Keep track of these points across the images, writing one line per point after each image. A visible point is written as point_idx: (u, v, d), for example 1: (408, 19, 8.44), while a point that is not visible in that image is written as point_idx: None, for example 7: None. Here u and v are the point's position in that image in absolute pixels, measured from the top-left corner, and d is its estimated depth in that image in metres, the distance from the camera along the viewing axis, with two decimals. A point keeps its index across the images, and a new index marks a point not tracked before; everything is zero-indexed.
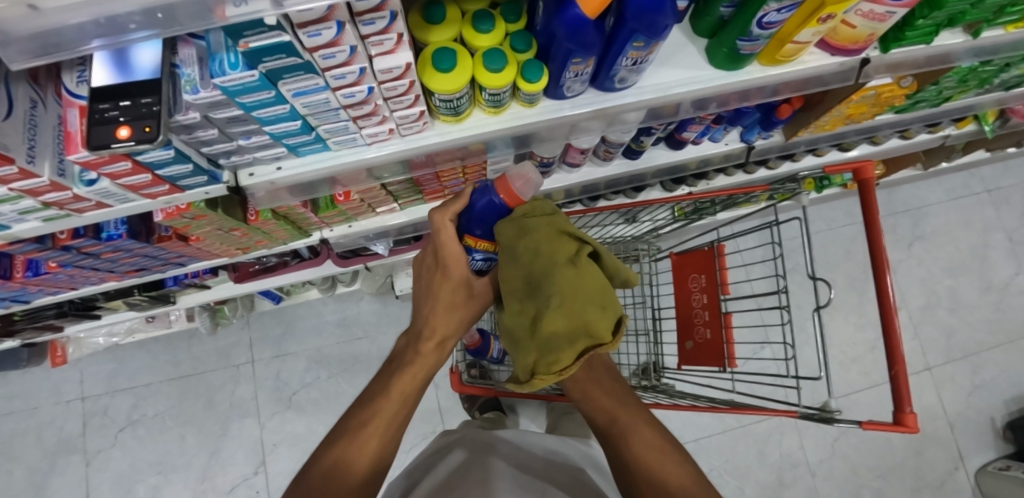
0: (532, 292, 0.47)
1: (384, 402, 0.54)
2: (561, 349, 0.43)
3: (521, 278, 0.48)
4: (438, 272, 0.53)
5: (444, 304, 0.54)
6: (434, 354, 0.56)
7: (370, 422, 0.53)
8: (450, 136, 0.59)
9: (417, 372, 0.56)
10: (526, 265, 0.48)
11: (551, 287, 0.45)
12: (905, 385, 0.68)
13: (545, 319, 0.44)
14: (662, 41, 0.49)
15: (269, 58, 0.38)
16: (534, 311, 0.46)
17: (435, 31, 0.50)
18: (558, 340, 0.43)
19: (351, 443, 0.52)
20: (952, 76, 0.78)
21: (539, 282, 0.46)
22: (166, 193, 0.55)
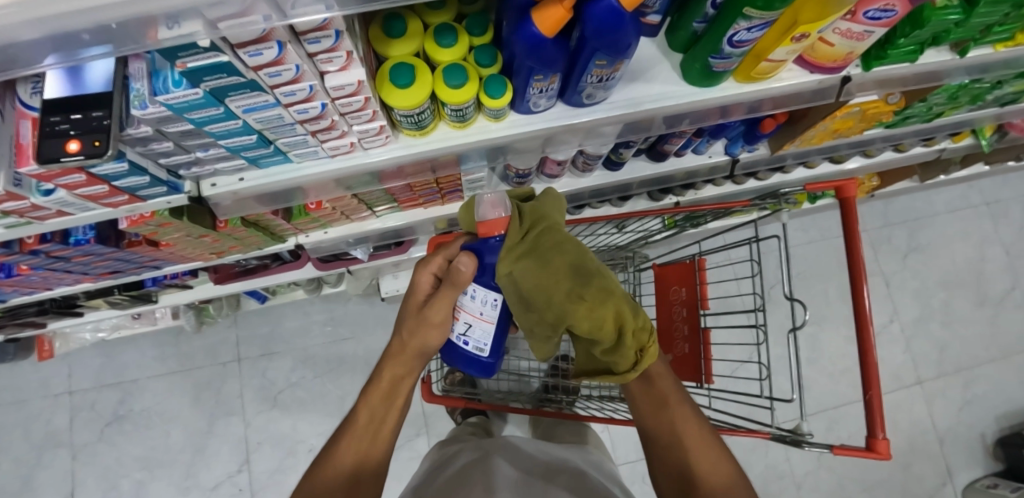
0: (585, 282, 0.54)
1: (356, 417, 0.59)
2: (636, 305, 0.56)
3: (569, 270, 0.55)
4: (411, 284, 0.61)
5: (404, 320, 0.61)
6: (398, 365, 0.61)
7: (344, 436, 0.58)
8: (415, 149, 0.58)
9: (383, 386, 0.60)
10: (563, 261, 0.55)
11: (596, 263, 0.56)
12: (879, 410, 0.67)
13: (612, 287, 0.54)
14: (627, 59, 0.48)
15: (210, 77, 0.38)
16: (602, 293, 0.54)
17: (395, 45, 0.49)
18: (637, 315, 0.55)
19: (330, 457, 0.57)
20: (941, 93, 0.76)
21: (586, 267, 0.55)
22: (126, 203, 0.54)
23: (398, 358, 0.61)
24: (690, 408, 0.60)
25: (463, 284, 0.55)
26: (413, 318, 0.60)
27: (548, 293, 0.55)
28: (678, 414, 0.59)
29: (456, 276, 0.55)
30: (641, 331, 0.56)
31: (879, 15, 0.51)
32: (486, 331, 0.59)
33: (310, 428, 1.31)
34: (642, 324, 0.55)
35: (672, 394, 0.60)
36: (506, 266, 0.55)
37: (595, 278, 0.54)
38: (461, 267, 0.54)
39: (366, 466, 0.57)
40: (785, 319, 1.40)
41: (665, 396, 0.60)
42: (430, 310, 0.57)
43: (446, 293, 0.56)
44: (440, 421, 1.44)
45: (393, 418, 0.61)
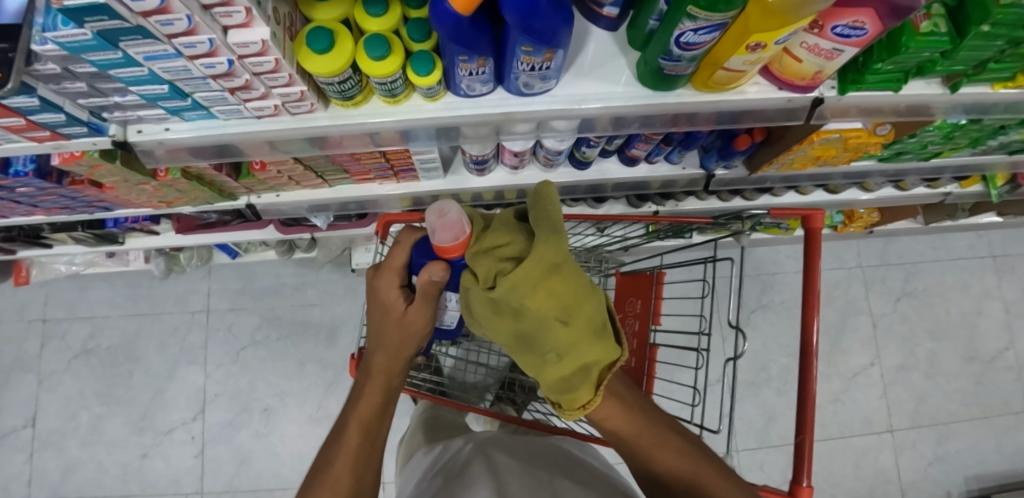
0: (527, 350, 0.47)
1: (346, 437, 0.53)
2: (578, 386, 0.47)
3: (511, 337, 0.47)
4: (375, 292, 0.55)
5: (384, 333, 0.56)
6: (386, 375, 0.58)
7: (336, 458, 0.51)
8: (343, 120, 0.56)
9: (374, 396, 0.57)
10: (511, 326, 0.46)
11: (544, 350, 0.45)
12: (808, 454, 0.63)
13: (549, 372, 0.47)
14: (558, 49, 0.45)
15: (91, 18, 0.36)
16: (535, 364, 0.48)
17: (320, 9, 0.47)
18: (569, 387, 0.48)
19: (321, 483, 0.49)
20: (934, 130, 0.71)
21: (531, 342, 0.46)
22: (50, 139, 0.54)
23: (389, 366, 0.57)
24: (657, 430, 0.52)
25: (436, 292, 0.52)
26: (393, 329, 0.55)
27: (491, 326, 0.48)
28: (649, 451, 0.51)
29: (428, 285, 0.50)
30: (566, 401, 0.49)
31: (847, 33, 0.46)
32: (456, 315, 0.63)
33: (266, 388, 1.32)
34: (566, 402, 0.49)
35: (629, 427, 0.52)
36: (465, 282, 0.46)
37: (535, 355, 0.47)
38: (433, 277, 0.49)
39: (364, 486, 0.51)
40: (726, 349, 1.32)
41: (623, 431, 0.52)
42: (411, 319, 0.54)
43: (424, 298, 0.52)
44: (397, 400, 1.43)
45: (386, 427, 0.57)
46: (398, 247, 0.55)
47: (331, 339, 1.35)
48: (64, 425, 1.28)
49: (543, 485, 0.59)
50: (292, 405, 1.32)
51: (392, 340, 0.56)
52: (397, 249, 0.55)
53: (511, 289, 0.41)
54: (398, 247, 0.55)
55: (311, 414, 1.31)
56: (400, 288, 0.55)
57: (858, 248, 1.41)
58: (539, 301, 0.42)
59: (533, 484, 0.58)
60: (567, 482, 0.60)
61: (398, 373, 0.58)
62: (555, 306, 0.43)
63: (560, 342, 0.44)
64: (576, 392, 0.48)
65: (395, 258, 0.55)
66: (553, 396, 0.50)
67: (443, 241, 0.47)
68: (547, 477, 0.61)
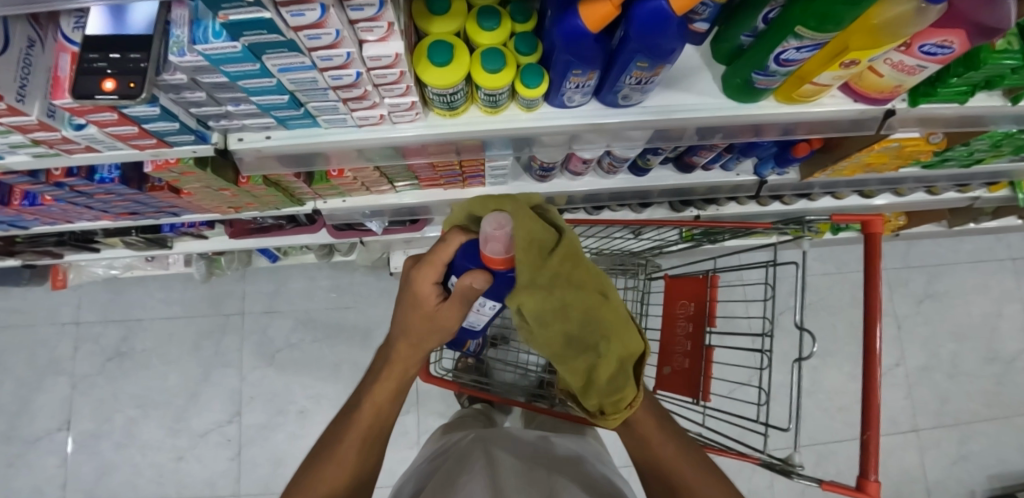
0: (578, 349, 0.53)
1: (359, 415, 0.58)
2: (623, 385, 0.53)
3: (562, 338, 0.52)
4: (408, 283, 0.51)
5: (409, 324, 0.53)
6: (404, 364, 0.57)
7: (346, 435, 0.58)
8: (441, 129, 0.58)
9: (391, 383, 0.58)
10: (561, 324, 0.51)
11: (593, 336, 0.51)
12: (875, 450, 0.65)
13: (600, 368, 0.52)
14: (669, 64, 0.47)
15: (249, 32, 0.37)
16: (586, 364, 0.53)
17: (436, 22, 0.49)
18: (619, 378, 0.53)
19: (331, 456, 0.57)
20: (985, 139, 0.74)
21: (583, 337, 0.52)
22: (154, 146, 0.55)
23: (408, 358, 0.56)
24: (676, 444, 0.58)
25: (473, 296, 0.50)
26: (420, 323, 0.53)
27: (544, 337, 0.52)
28: (659, 450, 0.58)
29: (467, 291, 0.48)
30: (610, 405, 0.55)
31: (935, 51, 0.49)
32: (482, 317, 0.62)
33: (301, 390, 1.31)
34: (617, 399, 0.54)
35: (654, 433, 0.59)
36: (517, 301, 0.48)
37: (587, 350, 0.52)
38: (474, 285, 0.47)
39: (366, 464, 0.58)
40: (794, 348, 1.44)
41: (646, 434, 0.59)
42: (442, 316, 0.52)
43: (459, 302, 0.50)
44: (429, 402, 1.44)
45: (396, 409, 0.60)
46: (444, 242, 0.48)
47: (365, 342, 1.35)
48: (99, 428, 1.27)
49: (540, 483, 0.60)
50: (326, 407, 1.31)
51: (417, 333, 0.54)
52: (443, 244, 0.48)
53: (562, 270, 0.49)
54: (443, 242, 0.48)
55: None
56: (434, 286, 0.50)
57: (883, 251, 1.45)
58: (582, 280, 0.50)
59: (529, 483, 0.60)
60: (569, 483, 0.61)
61: (416, 364, 0.58)
62: (596, 289, 0.51)
63: (606, 320, 0.51)
64: (621, 393, 0.53)
65: (437, 254, 0.49)
66: (602, 399, 0.55)
67: (494, 256, 0.46)
68: (546, 477, 0.62)
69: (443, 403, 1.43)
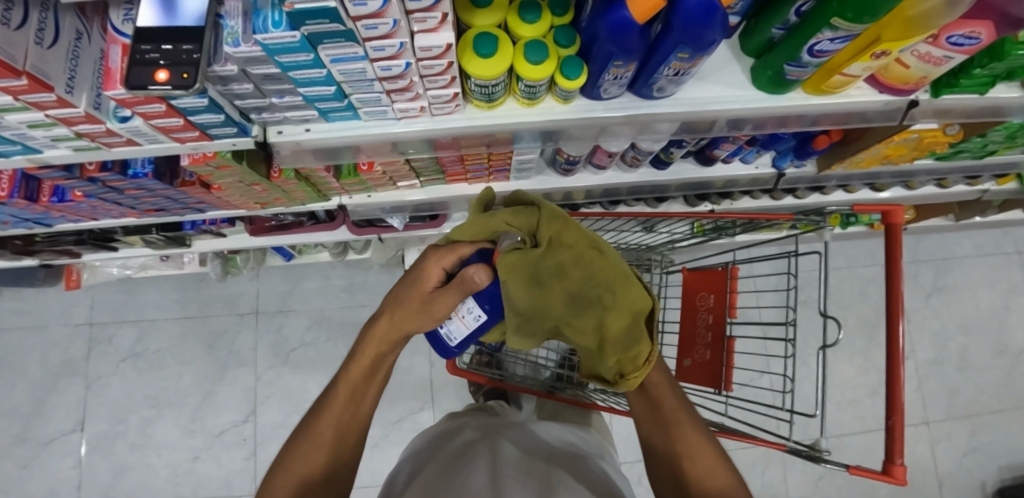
0: (582, 305, 0.54)
1: (336, 396, 0.58)
2: (637, 339, 0.52)
3: (565, 300, 0.54)
4: (419, 263, 0.57)
5: (403, 302, 0.58)
6: (381, 343, 0.60)
7: (324, 411, 0.57)
8: (479, 122, 0.59)
9: (367, 362, 0.59)
10: (558, 287, 0.53)
11: (594, 292, 0.52)
12: (901, 436, 0.66)
13: (610, 322, 0.52)
14: (708, 55, 0.48)
15: (312, 21, 0.38)
16: (595, 322, 0.54)
17: (479, 15, 0.50)
18: (631, 333, 0.52)
19: (310, 430, 0.56)
20: (1001, 131, 0.76)
21: (585, 292, 0.53)
22: (194, 139, 0.55)
23: (385, 339, 0.60)
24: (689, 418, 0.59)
25: (469, 292, 0.54)
26: (414, 302, 0.57)
27: (545, 304, 0.54)
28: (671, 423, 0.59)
29: (467, 281, 0.53)
30: (629, 362, 0.53)
31: (961, 42, 0.50)
32: (460, 329, 0.57)
33: (317, 389, 1.31)
34: (631, 356, 0.52)
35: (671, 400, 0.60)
36: (503, 271, 0.51)
37: (593, 306, 0.53)
38: (476, 278, 0.53)
39: (344, 443, 0.57)
40: (816, 335, 1.41)
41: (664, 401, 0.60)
42: (434, 302, 0.56)
43: (455, 292, 0.54)
44: (443, 400, 1.44)
45: (373, 394, 0.60)
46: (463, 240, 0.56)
47: None
48: (114, 429, 1.26)
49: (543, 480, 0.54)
50: None
51: (406, 311, 0.58)
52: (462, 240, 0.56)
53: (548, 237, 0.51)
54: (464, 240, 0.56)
55: None
56: (443, 271, 0.56)
57: None
58: (572, 242, 0.51)
59: (530, 479, 0.53)
60: (572, 481, 0.55)
61: (391, 345, 0.60)
62: (585, 246, 0.51)
63: (601, 273, 0.51)
64: (636, 348, 0.52)
65: (460, 245, 0.56)
66: (619, 358, 0.53)
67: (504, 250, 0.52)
68: (549, 471, 0.56)
69: (457, 400, 1.43)
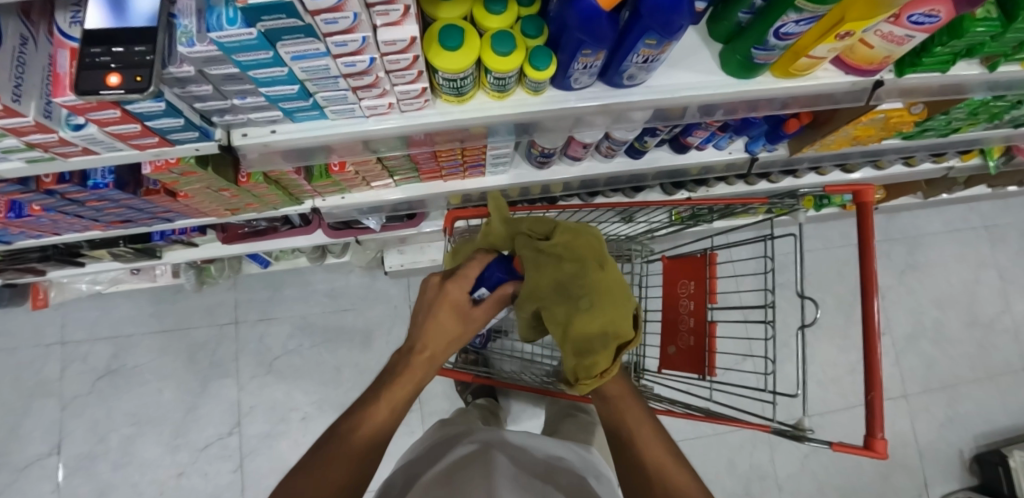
0: (562, 299, 0.55)
1: (375, 409, 0.52)
2: (598, 349, 0.53)
3: (552, 286, 0.55)
4: (441, 290, 0.56)
5: (438, 325, 0.55)
6: (425, 369, 0.55)
7: (359, 427, 0.50)
8: (451, 116, 0.58)
9: (408, 387, 0.54)
10: (550, 272, 0.56)
11: (580, 291, 0.54)
12: (880, 410, 0.68)
13: (579, 321, 0.53)
14: (676, 42, 0.48)
15: (269, 17, 0.37)
16: (564, 316, 0.55)
17: (445, 7, 0.49)
18: (597, 340, 0.53)
19: (338, 443, 0.48)
20: (963, 107, 0.79)
21: (568, 288, 0.55)
22: (155, 145, 0.53)
23: (424, 368, 0.55)
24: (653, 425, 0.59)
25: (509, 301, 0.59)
26: (450, 321, 0.56)
27: (534, 284, 0.56)
28: (635, 427, 0.58)
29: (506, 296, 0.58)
30: (583, 370, 0.54)
31: (922, 20, 0.51)
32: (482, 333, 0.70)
33: (303, 396, 1.29)
34: (589, 362, 0.53)
35: (636, 408, 0.60)
36: (518, 247, 0.58)
37: (570, 302, 0.55)
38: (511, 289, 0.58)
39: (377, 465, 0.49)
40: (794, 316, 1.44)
41: (627, 408, 0.60)
42: (474, 319, 0.57)
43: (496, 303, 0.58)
44: (433, 401, 1.43)
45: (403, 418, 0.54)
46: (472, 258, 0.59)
47: (366, 343, 1.33)
48: (93, 449, 1.22)
49: None
50: (330, 412, 1.28)
51: (445, 335, 0.56)
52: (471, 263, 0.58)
53: (563, 236, 0.57)
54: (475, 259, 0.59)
55: None
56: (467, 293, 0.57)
57: None
58: (585, 250, 0.56)
59: None
60: None
61: (435, 371, 0.56)
62: (591, 258, 0.56)
63: (600, 279, 0.55)
64: (594, 357, 0.53)
65: (468, 269, 0.58)
66: (574, 362, 0.55)
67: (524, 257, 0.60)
68: (545, 491, 0.52)
69: (447, 400, 1.42)
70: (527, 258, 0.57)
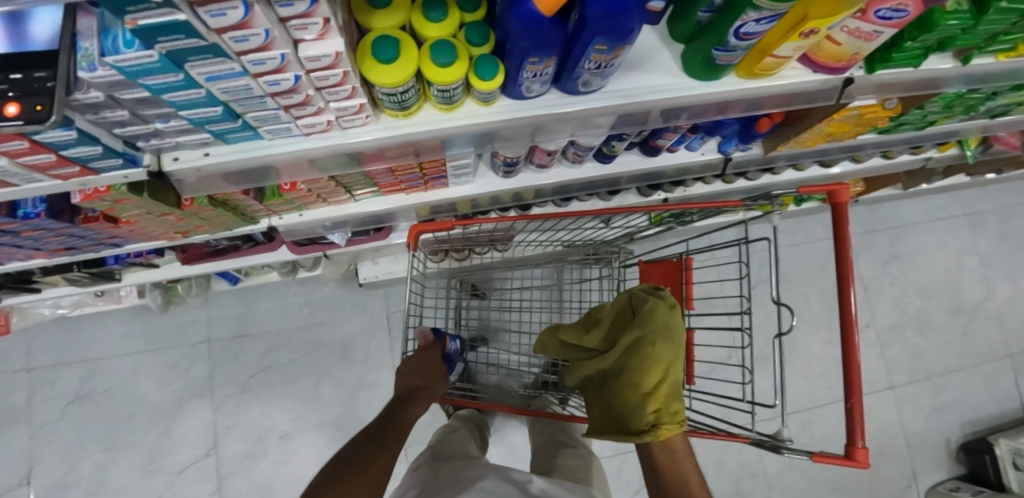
0: (668, 341, 0.65)
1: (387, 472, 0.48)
2: (677, 399, 0.64)
3: (664, 326, 0.65)
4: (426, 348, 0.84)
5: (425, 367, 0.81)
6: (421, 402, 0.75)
7: None
8: (397, 131, 0.55)
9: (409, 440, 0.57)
10: (663, 316, 0.66)
11: (675, 345, 0.65)
12: (860, 417, 0.65)
13: (673, 368, 0.64)
14: (628, 46, 0.45)
15: (165, 38, 0.33)
16: (666, 357, 0.64)
17: (379, 17, 0.45)
18: (676, 394, 0.64)
19: None
20: (938, 100, 0.76)
21: (672, 333, 0.66)
22: (77, 175, 0.49)
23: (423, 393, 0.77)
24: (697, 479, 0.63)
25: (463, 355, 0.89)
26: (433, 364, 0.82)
27: (651, 321, 0.66)
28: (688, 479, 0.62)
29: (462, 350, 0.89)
30: (667, 416, 0.62)
31: (890, 15, 0.49)
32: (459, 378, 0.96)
33: (280, 414, 1.25)
34: (671, 410, 0.63)
35: (694, 477, 0.63)
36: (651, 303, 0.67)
37: (671, 345, 0.65)
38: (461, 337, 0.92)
39: None
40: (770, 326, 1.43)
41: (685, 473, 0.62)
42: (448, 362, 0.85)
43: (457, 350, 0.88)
44: None
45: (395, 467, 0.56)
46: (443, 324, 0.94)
47: (344, 357, 1.30)
48: (64, 479, 1.18)
49: None
50: (309, 429, 1.25)
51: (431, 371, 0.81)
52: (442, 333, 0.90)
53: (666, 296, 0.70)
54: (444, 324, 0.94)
55: (332, 435, 1.25)
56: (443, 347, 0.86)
57: None
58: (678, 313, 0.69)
59: None
60: None
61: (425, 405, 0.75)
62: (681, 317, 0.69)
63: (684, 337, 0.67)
64: (673, 410, 0.63)
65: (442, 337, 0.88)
66: (660, 406, 0.62)
67: None
68: None
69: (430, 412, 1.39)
70: (649, 309, 0.66)
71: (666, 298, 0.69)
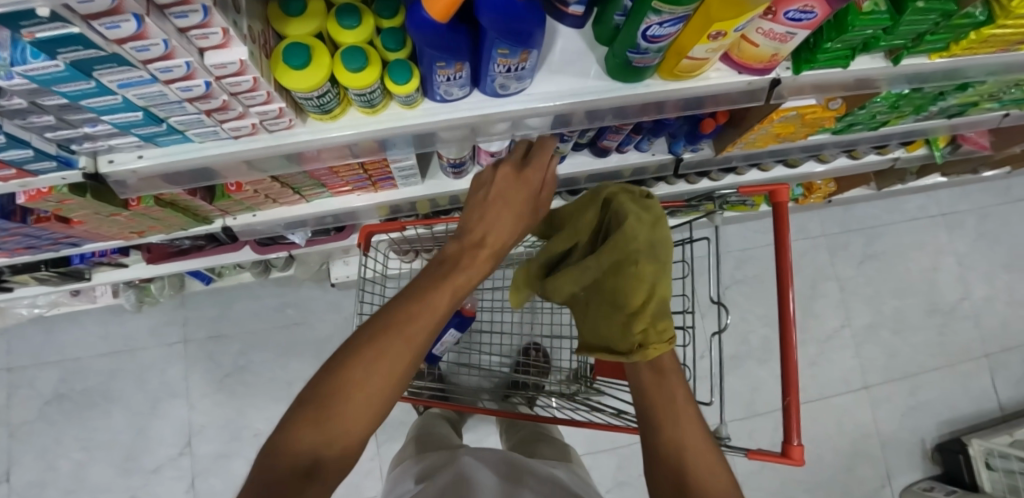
0: (652, 256, 0.56)
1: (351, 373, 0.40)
2: (666, 317, 0.55)
3: (647, 242, 0.56)
4: None
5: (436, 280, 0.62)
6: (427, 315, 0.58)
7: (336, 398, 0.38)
8: (325, 134, 0.57)
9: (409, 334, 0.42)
10: (644, 230, 0.57)
11: (660, 259, 0.57)
12: (796, 415, 0.66)
13: (659, 287, 0.56)
14: (531, 50, 0.47)
15: (64, 49, 0.35)
16: (648, 275, 0.56)
17: (293, 24, 0.47)
18: (665, 311, 0.56)
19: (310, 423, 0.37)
20: (881, 100, 0.77)
21: (657, 248, 0.57)
22: (15, 178, 0.51)
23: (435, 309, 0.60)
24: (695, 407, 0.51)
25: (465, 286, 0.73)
26: None
27: (632, 236, 0.56)
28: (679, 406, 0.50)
29: None
30: (656, 335, 0.54)
31: (799, 17, 0.49)
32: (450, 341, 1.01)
33: (255, 412, 1.28)
34: (661, 329, 0.54)
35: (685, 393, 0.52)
36: (628, 213, 0.57)
37: (657, 262, 0.56)
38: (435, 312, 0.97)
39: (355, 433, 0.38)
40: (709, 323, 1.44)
41: (675, 394, 0.51)
42: None
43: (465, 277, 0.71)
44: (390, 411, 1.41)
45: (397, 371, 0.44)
46: None
47: (318, 356, 1.32)
48: (43, 476, 1.21)
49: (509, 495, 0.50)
50: None
51: None
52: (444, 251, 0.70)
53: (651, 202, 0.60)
54: None
55: None
56: None
57: (820, 219, 1.50)
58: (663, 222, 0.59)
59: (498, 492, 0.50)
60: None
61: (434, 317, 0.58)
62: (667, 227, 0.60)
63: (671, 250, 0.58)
64: (662, 330, 0.55)
65: None
66: (646, 327, 0.54)
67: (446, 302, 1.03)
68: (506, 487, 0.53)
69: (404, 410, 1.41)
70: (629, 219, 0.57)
71: (649, 205, 0.59)
